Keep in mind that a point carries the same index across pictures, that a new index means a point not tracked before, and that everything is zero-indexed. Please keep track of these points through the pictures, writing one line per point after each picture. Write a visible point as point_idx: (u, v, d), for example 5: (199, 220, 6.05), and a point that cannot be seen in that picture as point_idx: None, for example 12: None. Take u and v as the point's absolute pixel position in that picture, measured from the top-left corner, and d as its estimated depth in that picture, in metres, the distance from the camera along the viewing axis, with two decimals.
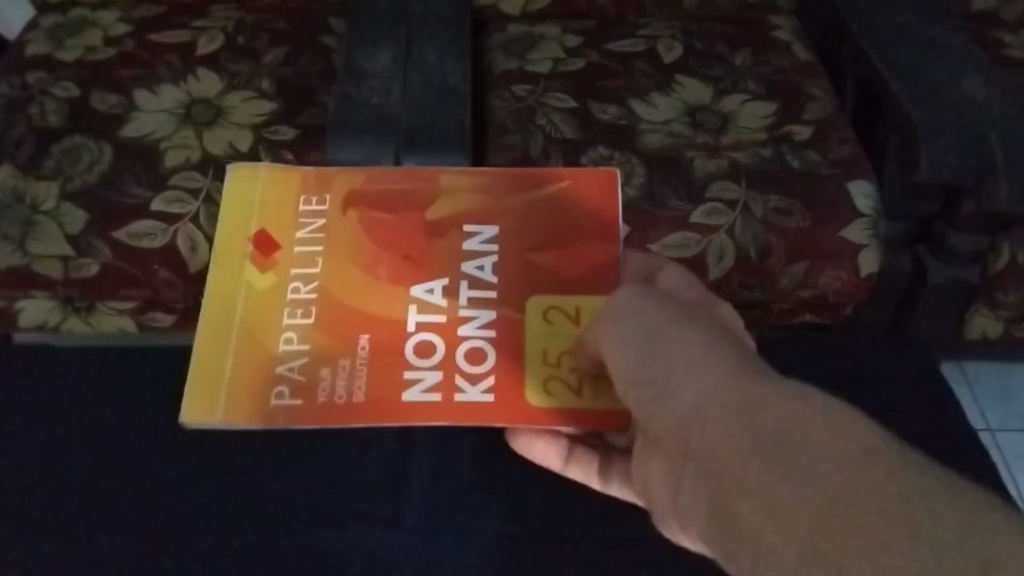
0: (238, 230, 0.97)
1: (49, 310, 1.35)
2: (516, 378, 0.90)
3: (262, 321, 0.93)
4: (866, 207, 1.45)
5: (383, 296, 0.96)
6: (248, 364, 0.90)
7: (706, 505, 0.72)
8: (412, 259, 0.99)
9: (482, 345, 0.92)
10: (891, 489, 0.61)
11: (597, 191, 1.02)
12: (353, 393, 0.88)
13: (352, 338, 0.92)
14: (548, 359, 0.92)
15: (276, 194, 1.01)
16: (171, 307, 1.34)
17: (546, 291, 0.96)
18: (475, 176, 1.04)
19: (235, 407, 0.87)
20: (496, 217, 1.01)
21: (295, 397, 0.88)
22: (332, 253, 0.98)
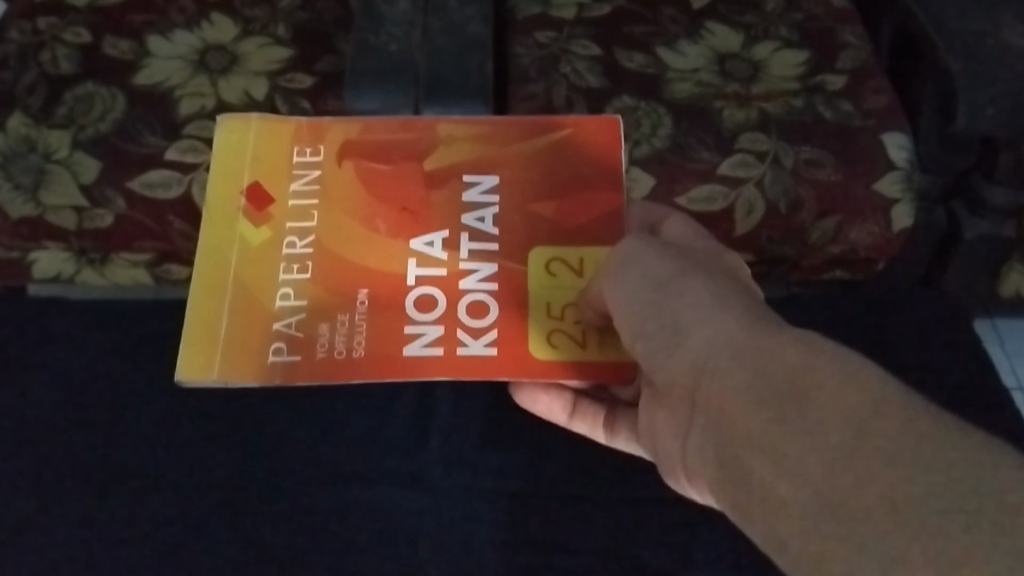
0: (231, 181, 0.95)
1: (63, 261, 1.31)
2: (519, 331, 0.87)
3: (259, 274, 0.90)
4: (900, 158, 1.41)
5: (380, 247, 0.93)
6: (245, 317, 0.87)
7: (718, 458, 0.71)
8: (413, 209, 0.96)
9: (484, 298, 0.90)
10: (905, 441, 0.61)
11: (601, 138, 0.99)
12: (353, 348, 0.86)
13: (350, 293, 0.90)
14: (552, 312, 0.89)
15: (269, 142, 0.98)
16: (187, 260, 1.30)
17: (549, 243, 0.93)
18: (475, 125, 1.01)
19: (234, 363, 0.85)
20: (497, 164, 0.98)
21: (293, 353, 0.85)
22: (326, 205, 0.95)
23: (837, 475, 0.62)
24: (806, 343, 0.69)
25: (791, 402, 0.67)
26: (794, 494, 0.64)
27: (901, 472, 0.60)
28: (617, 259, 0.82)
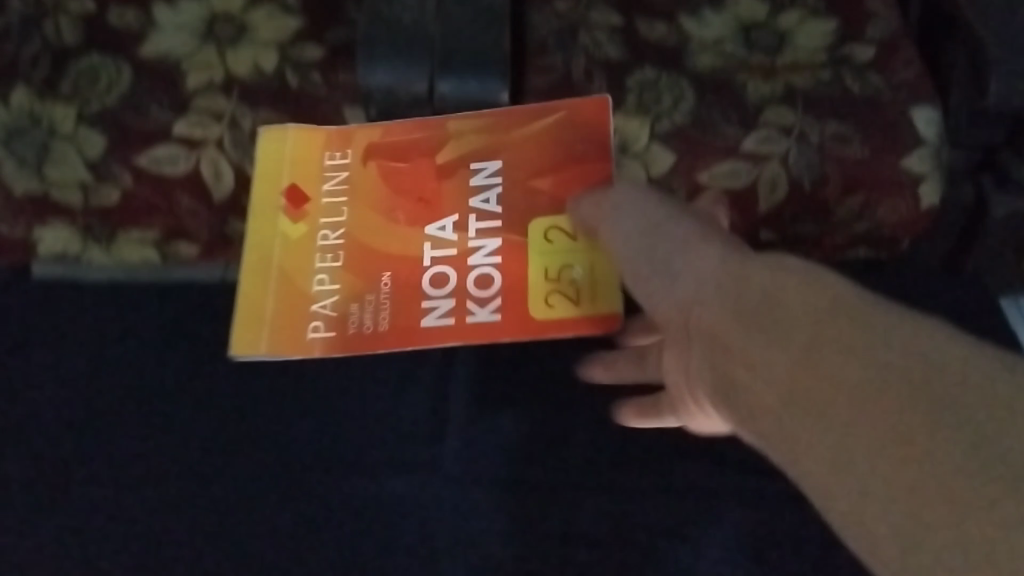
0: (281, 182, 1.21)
1: (69, 239, 1.28)
2: (517, 299, 1.14)
3: (298, 263, 1.18)
4: (929, 134, 1.36)
5: (402, 230, 1.20)
6: (287, 301, 1.16)
7: (708, 374, 0.86)
8: (428, 199, 1.21)
9: (490, 271, 1.17)
10: (856, 336, 0.72)
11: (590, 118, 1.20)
12: (378, 322, 1.15)
13: (376, 271, 1.18)
14: (550, 275, 1.15)
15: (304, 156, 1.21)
16: (196, 238, 1.28)
17: (548, 214, 1.18)
18: (479, 120, 1.23)
19: (282, 337, 1.14)
20: (501, 146, 1.22)
21: (328, 329, 1.15)
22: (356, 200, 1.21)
23: (799, 374, 0.74)
24: (784, 272, 0.81)
25: (800, 334, 0.76)
26: (767, 396, 0.77)
27: (897, 388, 0.68)
28: (617, 209, 1.05)
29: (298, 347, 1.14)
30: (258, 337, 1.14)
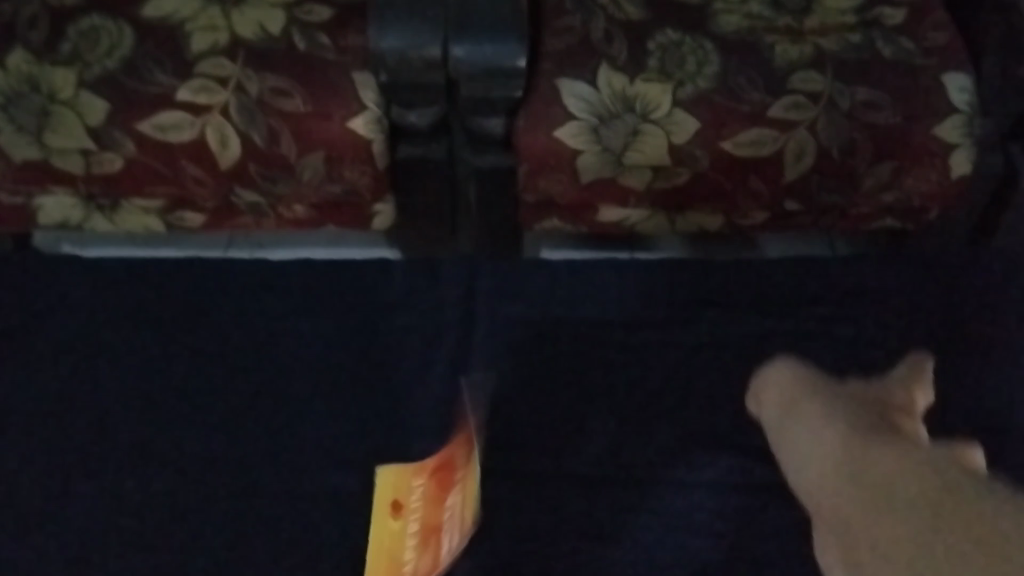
0: (386, 514, 0.97)
1: (70, 207, 1.26)
2: (395, 560, 0.95)
3: (388, 544, 0.96)
4: (961, 102, 1.30)
5: (438, 510, 0.97)
6: (380, 559, 0.96)
7: (823, 549, 0.78)
8: (439, 475, 0.97)
9: (402, 537, 0.96)
10: (919, 473, 0.69)
11: (463, 450, 0.99)
12: (392, 572, 0.95)
13: (431, 533, 0.96)
14: (393, 535, 0.96)
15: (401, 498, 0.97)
16: (201, 205, 1.26)
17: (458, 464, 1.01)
18: (460, 451, 0.99)
19: (393, 568, 0.95)
20: (462, 453, 0.99)
21: (410, 561, 0.95)
22: (427, 501, 0.96)
23: (868, 514, 0.70)
24: (903, 433, 0.80)
25: (880, 476, 0.72)
26: (846, 543, 0.73)
27: (996, 502, 0.63)
28: (756, 384, 1.03)
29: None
30: (387, 574, 0.95)
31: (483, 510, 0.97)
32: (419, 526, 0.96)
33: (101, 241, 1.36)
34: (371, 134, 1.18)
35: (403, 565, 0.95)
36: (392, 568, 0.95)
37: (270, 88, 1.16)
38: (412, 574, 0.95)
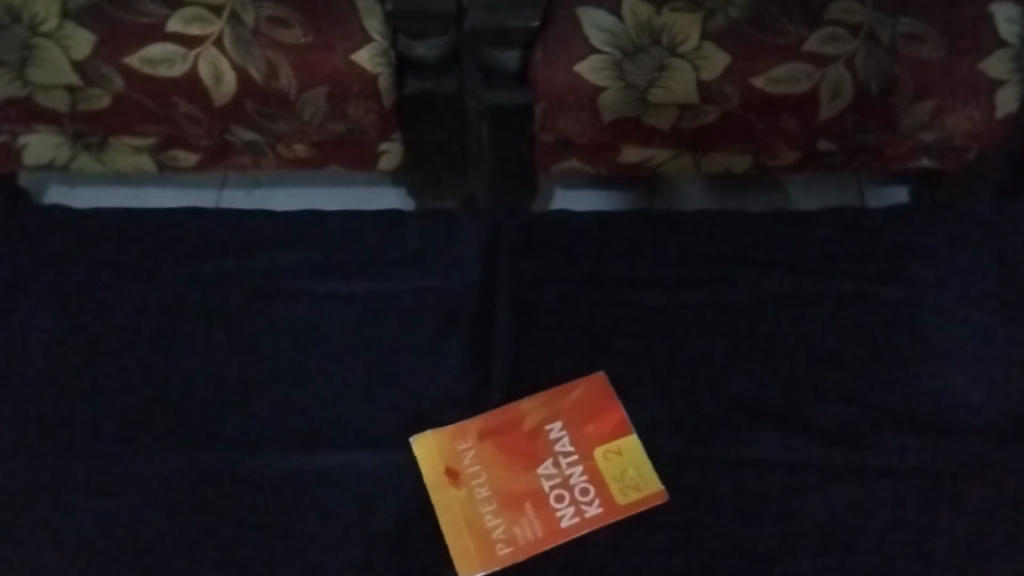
0: (444, 484, 0.82)
1: (56, 146, 1.18)
2: (601, 480, 0.83)
3: (458, 525, 0.80)
4: (1011, 33, 1.18)
5: (525, 477, 0.83)
6: (457, 529, 0.79)
7: None
8: (522, 438, 0.85)
9: (575, 486, 0.82)
10: None
11: (603, 406, 0.86)
12: (500, 541, 0.79)
13: (522, 499, 0.82)
14: (615, 475, 0.83)
15: (455, 466, 0.83)
16: (195, 144, 1.17)
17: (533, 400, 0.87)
18: (544, 413, 0.86)
19: (481, 547, 0.79)
20: (558, 416, 0.86)
21: (507, 535, 0.80)
22: (489, 465, 0.83)
23: None
24: None
25: None
26: None
27: None
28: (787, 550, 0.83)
29: (496, 563, 0.78)
30: (469, 559, 0.78)
31: (640, 473, 0.83)
32: (490, 493, 0.82)
33: (94, 177, 1.28)
34: (376, 69, 1.08)
35: (490, 534, 0.80)
36: (481, 549, 0.79)
37: (267, 17, 1.07)
38: (508, 553, 0.79)
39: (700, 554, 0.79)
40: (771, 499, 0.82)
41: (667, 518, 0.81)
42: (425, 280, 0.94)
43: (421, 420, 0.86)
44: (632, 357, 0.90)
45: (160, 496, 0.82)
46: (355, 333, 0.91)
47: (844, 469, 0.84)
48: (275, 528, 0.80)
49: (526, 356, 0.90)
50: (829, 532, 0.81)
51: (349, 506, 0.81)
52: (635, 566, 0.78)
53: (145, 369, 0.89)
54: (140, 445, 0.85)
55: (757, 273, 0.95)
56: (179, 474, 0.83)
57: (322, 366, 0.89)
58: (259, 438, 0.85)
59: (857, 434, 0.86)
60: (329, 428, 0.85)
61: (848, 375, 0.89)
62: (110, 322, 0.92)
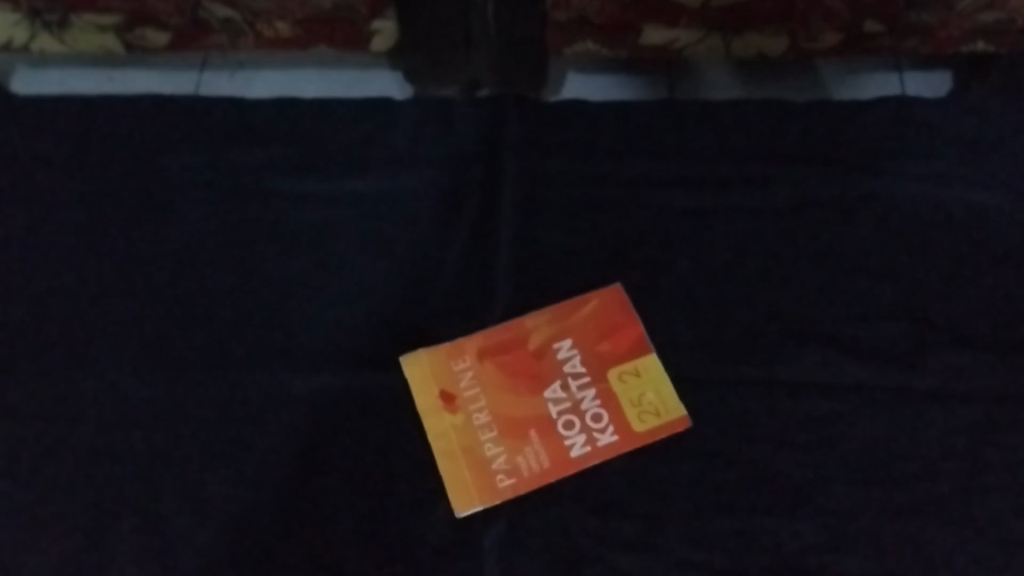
0: (438, 409, 0.73)
1: (12, 25, 1.00)
2: (615, 405, 0.73)
3: (454, 454, 0.71)
4: None
5: (529, 400, 0.73)
6: (453, 460, 0.71)
7: None
8: (527, 358, 0.75)
9: (586, 410, 0.73)
10: None
11: (619, 322, 0.76)
12: (501, 474, 0.70)
13: (526, 425, 0.72)
14: (632, 400, 0.73)
15: (450, 388, 0.73)
16: (165, 23, 0.99)
17: (538, 312, 0.77)
18: (551, 330, 0.76)
19: (479, 479, 0.70)
20: (568, 333, 0.76)
21: (508, 465, 0.71)
22: (489, 387, 0.74)
23: None
24: None
25: None
26: None
27: None
28: None
29: (497, 496, 0.70)
30: (466, 493, 0.70)
31: (660, 397, 0.73)
32: (490, 418, 0.73)
33: (45, 60, 1.08)
34: None
35: (490, 464, 0.71)
36: (480, 482, 0.70)
37: None
38: (510, 486, 0.70)
39: (730, 489, 0.70)
40: (812, 425, 0.73)
41: (693, 448, 0.72)
42: (421, 179, 0.83)
43: (416, 336, 0.76)
44: (655, 267, 0.80)
45: (125, 423, 0.73)
46: (344, 239, 0.81)
47: (897, 392, 0.74)
48: (253, 458, 0.72)
49: (536, 263, 0.80)
50: (875, 464, 0.71)
51: (337, 433, 0.72)
52: (656, 502, 0.70)
53: (107, 279, 0.79)
54: (101, 366, 0.75)
55: (799, 169, 0.84)
56: (145, 398, 0.74)
57: (307, 276, 0.79)
58: (237, 355, 0.76)
59: (910, 350, 0.76)
60: (314, 344, 0.76)
61: (902, 287, 0.79)
62: (68, 226, 0.82)
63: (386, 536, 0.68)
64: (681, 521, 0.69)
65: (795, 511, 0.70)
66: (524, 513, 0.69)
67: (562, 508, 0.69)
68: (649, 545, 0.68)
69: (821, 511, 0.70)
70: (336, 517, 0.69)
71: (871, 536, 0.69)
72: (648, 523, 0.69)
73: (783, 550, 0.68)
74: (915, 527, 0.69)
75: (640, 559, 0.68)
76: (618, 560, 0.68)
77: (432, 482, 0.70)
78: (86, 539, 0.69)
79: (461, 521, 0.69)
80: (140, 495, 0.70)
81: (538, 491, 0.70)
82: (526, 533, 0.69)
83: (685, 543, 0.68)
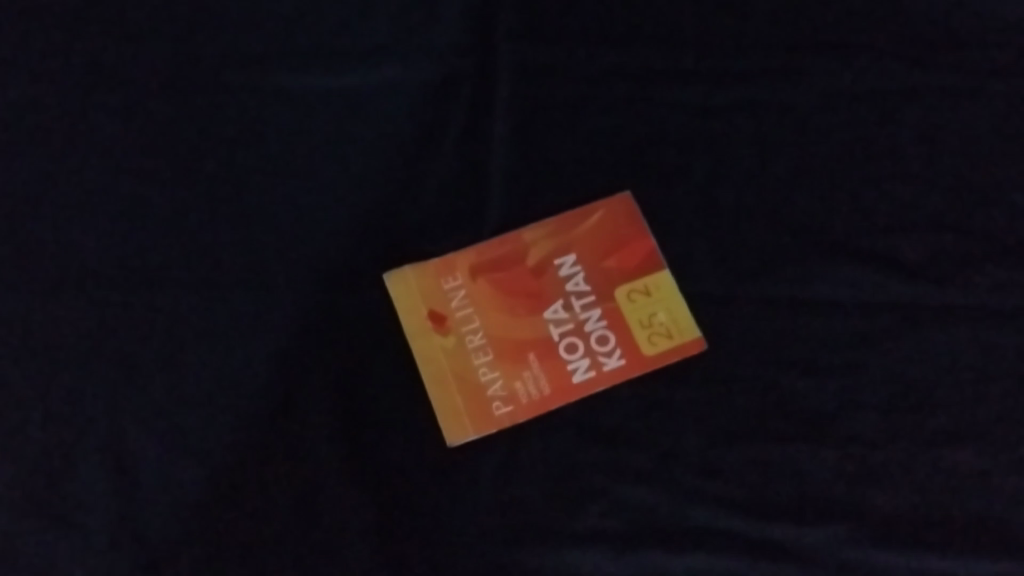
0: (427, 331, 0.66)
1: None
2: (623, 327, 0.66)
3: (444, 381, 0.64)
4: None
5: (528, 321, 0.66)
6: (444, 387, 0.64)
7: None
8: (526, 275, 0.68)
9: (591, 332, 0.66)
10: None
11: (627, 235, 0.69)
12: (497, 401, 0.63)
13: (525, 348, 0.65)
14: (641, 321, 0.66)
15: (440, 308, 0.66)
16: None
17: (538, 225, 0.69)
18: (552, 244, 0.69)
19: (473, 407, 0.63)
20: (571, 248, 0.69)
21: (505, 392, 0.64)
22: (483, 307, 0.67)
23: None
24: None
25: None
26: None
27: None
28: None
29: (493, 425, 0.63)
30: (459, 422, 0.63)
31: (672, 318, 0.66)
32: (485, 340, 0.66)
33: None
34: None
35: (485, 390, 0.64)
36: (473, 410, 0.63)
37: None
38: (507, 414, 0.63)
39: (752, 414, 0.63)
40: (843, 346, 0.65)
41: (710, 371, 0.64)
42: (410, 76, 0.75)
43: (404, 248, 0.69)
44: (668, 174, 0.72)
45: (70, 333, 0.64)
46: (321, 143, 0.72)
47: (940, 308, 0.66)
48: (219, 376, 0.63)
49: (536, 171, 0.72)
50: (917, 385, 0.63)
51: (313, 351, 0.64)
52: (669, 429, 0.62)
53: (53, 174, 0.70)
54: (45, 274, 0.66)
55: (827, 67, 0.75)
56: (96, 306, 0.65)
57: (279, 183, 0.71)
58: (199, 270, 0.67)
59: (951, 264, 0.68)
60: (287, 259, 0.68)
61: (944, 194, 0.71)
62: (7, 115, 0.72)
63: (368, 466, 0.61)
64: (697, 451, 0.61)
65: (826, 438, 0.62)
66: (523, 442, 0.62)
67: (563, 437, 0.62)
68: (661, 476, 0.61)
69: (856, 438, 0.62)
70: (310, 443, 0.61)
71: (911, 468, 0.61)
72: (659, 452, 0.61)
73: (812, 480, 0.60)
74: (962, 458, 0.61)
75: (651, 493, 0.60)
76: (626, 493, 0.60)
77: (421, 407, 0.63)
78: (23, 460, 0.61)
79: (452, 451, 0.62)
80: (86, 413, 0.62)
81: (537, 420, 0.63)
82: (523, 464, 0.62)
83: (700, 473, 0.61)
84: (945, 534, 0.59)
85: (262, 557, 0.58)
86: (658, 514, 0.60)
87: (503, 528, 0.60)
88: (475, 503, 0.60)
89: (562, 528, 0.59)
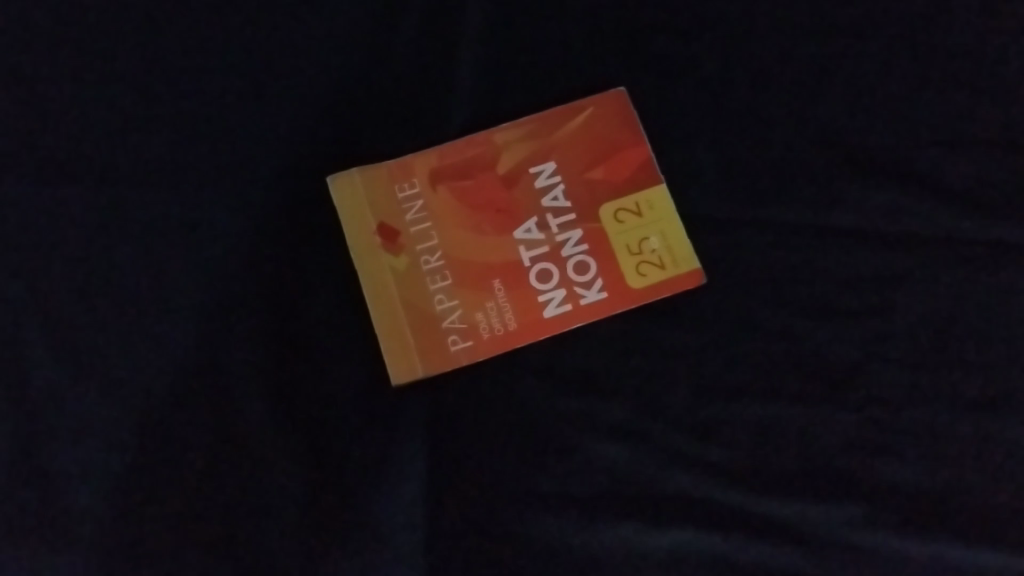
0: (374, 248, 0.55)
1: None
2: (608, 253, 0.55)
3: (391, 307, 0.54)
4: None
5: (495, 240, 0.55)
6: (391, 315, 0.53)
7: None
8: (495, 185, 0.57)
9: (570, 259, 0.55)
10: None
11: (618, 142, 0.58)
12: (454, 335, 0.53)
13: (489, 273, 0.55)
14: (630, 248, 0.55)
15: (392, 221, 0.56)
16: None
17: (513, 124, 0.58)
18: (528, 149, 0.58)
19: (424, 341, 0.53)
20: (551, 154, 0.58)
21: (463, 326, 0.53)
22: (443, 222, 0.56)
23: None
24: None
25: None
26: None
27: None
28: None
29: (447, 363, 0.53)
30: (407, 359, 0.52)
31: (666, 243, 0.55)
32: (442, 261, 0.55)
33: None
34: None
35: (439, 323, 0.53)
36: (424, 345, 0.53)
37: None
38: (465, 351, 0.53)
39: (755, 364, 0.53)
40: (868, 286, 0.54)
41: (708, 308, 0.54)
42: None
43: (352, 147, 0.58)
44: (669, 71, 0.60)
45: None
46: (258, 20, 0.60)
47: (985, 242, 0.55)
48: (124, 292, 0.53)
49: (513, 61, 0.60)
50: (955, 338, 0.53)
51: (236, 268, 0.54)
52: (656, 377, 0.52)
53: None
54: None
55: None
56: None
57: (204, 65, 0.59)
58: (105, 166, 0.56)
59: (1001, 189, 0.57)
60: (211, 157, 0.57)
61: (1000, 106, 0.59)
62: None
63: (294, 407, 0.51)
64: (686, 404, 0.52)
65: (841, 398, 0.52)
66: (481, 383, 0.52)
67: (529, 381, 0.52)
68: (643, 433, 0.51)
69: (875, 397, 0.52)
70: (226, 378, 0.51)
71: (938, 434, 0.51)
72: (641, 404, 0.52)
73: (821, 447, 0.51)
74: (998, 422, 0.52)
75: (629, 451, 0.51)
76: (600, 453, 0.51)
77: (362, 338, 0.53)
78: None
79: (397, 391, 0.52)
80: None
81: (500, 358, 0.53)
82: (479, 410, 0.52)
83: (690, 433, 0.51)
84: (972, 519, 0.50)
85: (167, 510, 0.49)
86: (637, 477, 0.50)
87: (453, 487, 0.50)
88: (420, 455, 0.51)
89: (523, 489, 0.50)
